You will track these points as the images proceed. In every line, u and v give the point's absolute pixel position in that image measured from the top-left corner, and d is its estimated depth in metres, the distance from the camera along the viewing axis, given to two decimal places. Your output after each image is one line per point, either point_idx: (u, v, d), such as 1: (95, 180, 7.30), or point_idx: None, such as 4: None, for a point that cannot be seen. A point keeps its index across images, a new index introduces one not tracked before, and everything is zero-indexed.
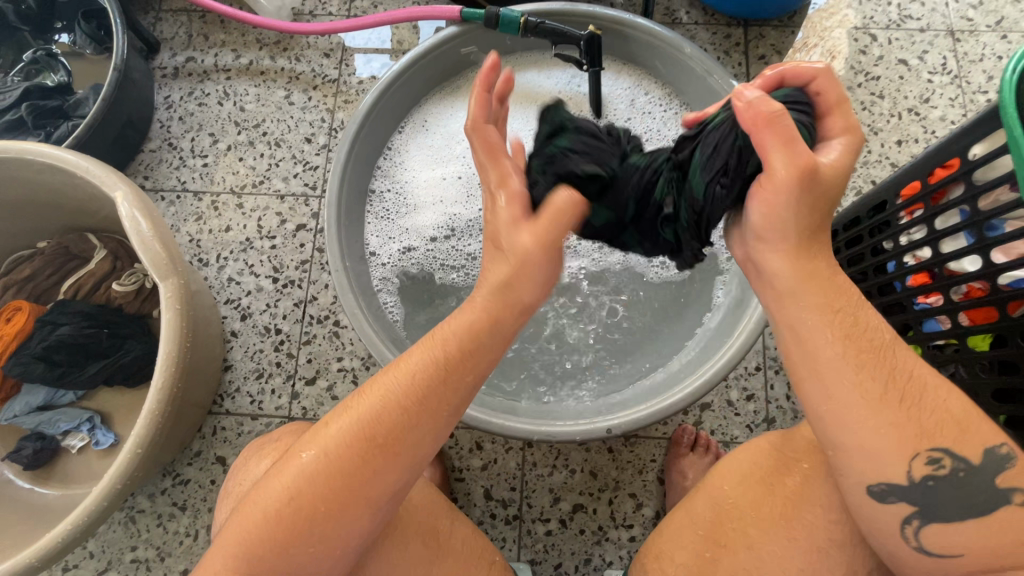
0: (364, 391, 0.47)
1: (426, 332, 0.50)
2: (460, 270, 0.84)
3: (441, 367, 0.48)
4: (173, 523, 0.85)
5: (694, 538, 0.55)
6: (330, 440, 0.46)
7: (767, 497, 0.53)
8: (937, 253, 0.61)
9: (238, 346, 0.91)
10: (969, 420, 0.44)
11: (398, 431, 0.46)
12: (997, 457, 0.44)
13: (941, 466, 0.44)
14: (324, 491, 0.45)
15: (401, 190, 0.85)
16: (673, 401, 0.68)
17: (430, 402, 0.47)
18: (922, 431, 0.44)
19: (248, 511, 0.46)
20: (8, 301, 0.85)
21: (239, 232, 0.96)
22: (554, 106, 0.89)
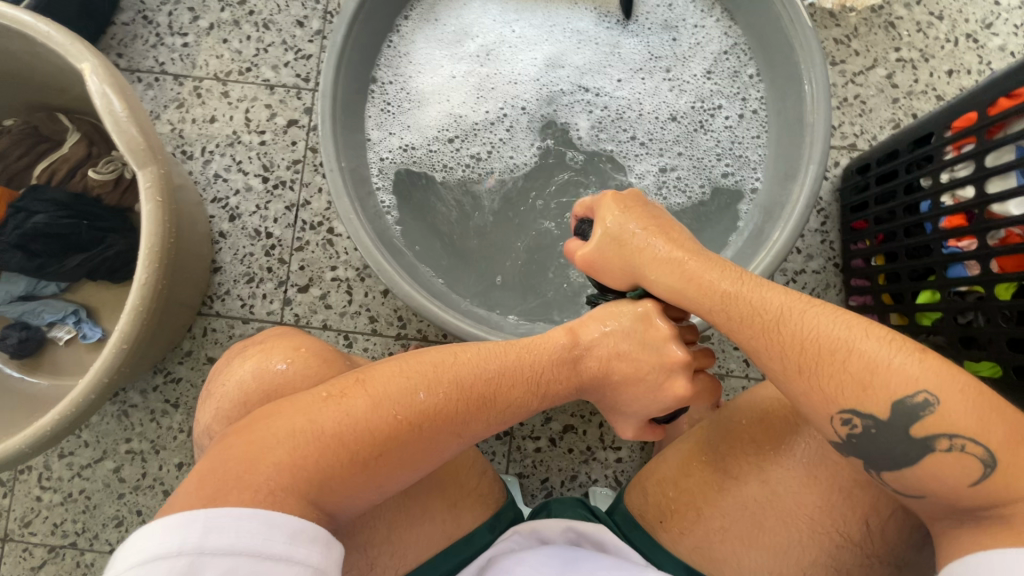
0: (447, 371, 0.48)
1: (513, 345, 0.52)
2: (462, 180, 0.78)
3: (534, 385, 0.52)
4: (167, 419, 0.85)
5: (700, 467, 0.57)
6: (415, 408, 0.46)
7: (780, 435, 0.55)
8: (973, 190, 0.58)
9: (227, 248, 0.87)
10: (873, 372, 0.45)
11: (467, 421, 0.48)
12: (908, 407, 0.44)
13: (853, 426, 0.46)
14: (388, 450, 0.44)
15: (407, 86, 0.77)
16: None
17: (496, 413, 0.50)
18: (821, 398, 0.47)
19: (309, 439, 0.43)
20: None
21: (225, 124, 0.89)
22: (578, 6, 0.79)
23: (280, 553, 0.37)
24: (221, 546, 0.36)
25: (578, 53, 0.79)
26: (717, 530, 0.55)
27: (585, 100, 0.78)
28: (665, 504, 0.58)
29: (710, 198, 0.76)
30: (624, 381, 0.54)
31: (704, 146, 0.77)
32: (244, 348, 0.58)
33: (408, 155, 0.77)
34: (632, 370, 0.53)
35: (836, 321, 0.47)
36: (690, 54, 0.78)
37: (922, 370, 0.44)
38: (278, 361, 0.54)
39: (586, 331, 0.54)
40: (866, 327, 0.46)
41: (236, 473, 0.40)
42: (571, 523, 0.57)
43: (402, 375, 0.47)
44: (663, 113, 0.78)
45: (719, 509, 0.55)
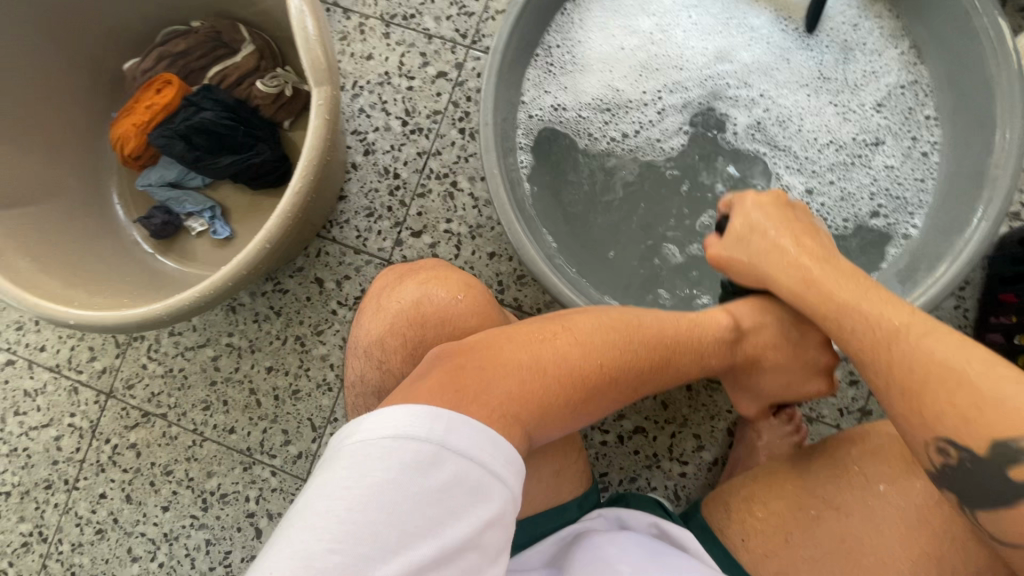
0: (637, 332, 0.53)
1: (686, 318, 0.57)
2: (596, 158, 0.77)
3: (702, 357, 0.57)
4: (267, 324, 0.91)
5: (797, 492, 0.56)
6: (616, 360, 0.50)
7: (890, 473, 0.54)
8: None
9: (355, 179, 0.91)
10: (984, 403, 0.40)
11: (645, 380, 0.53)
12: (1009, 448, 0.38)
13: (947, 458, 0.42)
14: (588, 396, 0.49)
15: (569, 55, 0.77)
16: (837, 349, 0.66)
17: (669, 376, 0.55)
18: (918, 419, 0.43)
19: (527, 371, 0.47)
20: (160, 72, 0.87)
21: (379, 63, 0.92)
22: (758, 11, 0.77)
23: (496, 470, 0.40)
24: (461, 446, 0.40)
25: (747, 58, 0.76)
26: (807, 559, 0.53)
27: (749, 97, 0.76)
28: (750, 524, 0.56)
29: (852, 233, 0.73)
30: (774, 369, 0.61)
31: (862, 180, 0.73)
32: (414, 270, 0.62)
33: (554, 119, 0.77)
34: (787, 362, 0.60)
35: (956, 351, 0.43)
36: (864, 83, 0.75)
37: None
38: (441, 291, 0.58)
39: (748, 323, 0.60)
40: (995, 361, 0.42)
41: (468, 395, 0.43)
42: (661, 521, 0.56)
43: (600, 326, 0.52)
44: (822, 138, 0.75)
45: (811, 537, 0.54)
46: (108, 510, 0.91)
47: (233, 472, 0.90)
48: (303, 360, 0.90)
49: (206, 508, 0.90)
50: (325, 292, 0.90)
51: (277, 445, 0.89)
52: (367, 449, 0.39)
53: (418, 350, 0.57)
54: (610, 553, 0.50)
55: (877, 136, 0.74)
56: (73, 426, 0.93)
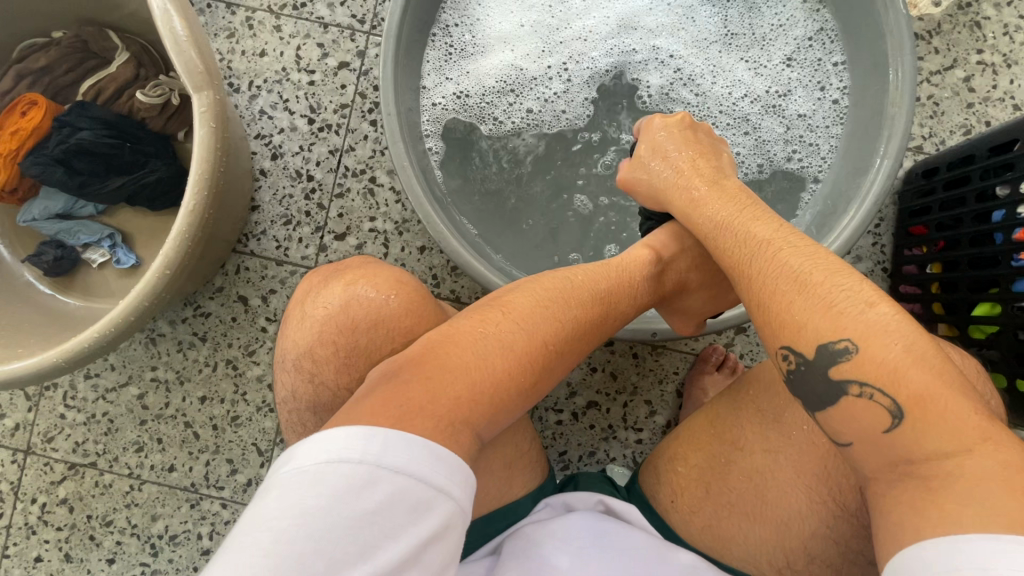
0: (573, 298, 0.52)
1: (611, 268, 0.58)
2: (511, 137, 0.75)
3: (632, 300, 0.58)
4: (193, 352, 0.85)
5: (709, 441, 0.57)
6: (563, 333, 0.50)
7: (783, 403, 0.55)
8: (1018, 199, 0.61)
9: (266, 187, 0.85)
10: (815, 310, 0.42)
11: (588, 344, 0.53)
12: (827, 352, 0.41)
13: (788, 364, 0.44)
14: (539, 378, 0.48)
15: (469, 35, 0.73)
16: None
17: (607, 332, 0.56)
18: (767, 332, 0.46)
19: (477, 367, 0.44)
20: (23, 93, 0.78)
21: (274, 59, 0.86)
22: None
23: (440, 485, 0.37)
24: (400, 463, 0.36)
25: (652, 20, 0.75)
26: (723, 506, 0.54)
27: (657, 61, 0.75)
28: (676, 483, 0.57)
29: (768, 181, 0.75)
30: (695, 290, 0.64)
31: (775, 128, 0.74)
32: (340, 269, 0.57)
33: (460, 106, 0.74)
34: (708, 281, 0.64)
35: (809, 261, 0.46)
36: (768, 36, 0.75)
37: (852, 317, 0.41)
38: (369, 288, 0.55)
39: (664, 251, 0.62)
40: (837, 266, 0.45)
41: (416, 406, 0.40)
42: (607, 498, 0.57)
43: (536, 301, 0.51)
44: (732, 95, 0.75)
45: (724, 484, 0.54)
46: (47, 573, 0.85)
47: (180, 511, 0.85)
48: (238, 384, 0.85)
49: (156, 553, 0.85)
50: (250, 310, 0.85)
51: (223, 476, 0.85)
52: (299, 474, 0.35)
53: (351, 359, 0.53)
54: (545, 542, 0.51)
55: (785, 88, 0.74)
56: None
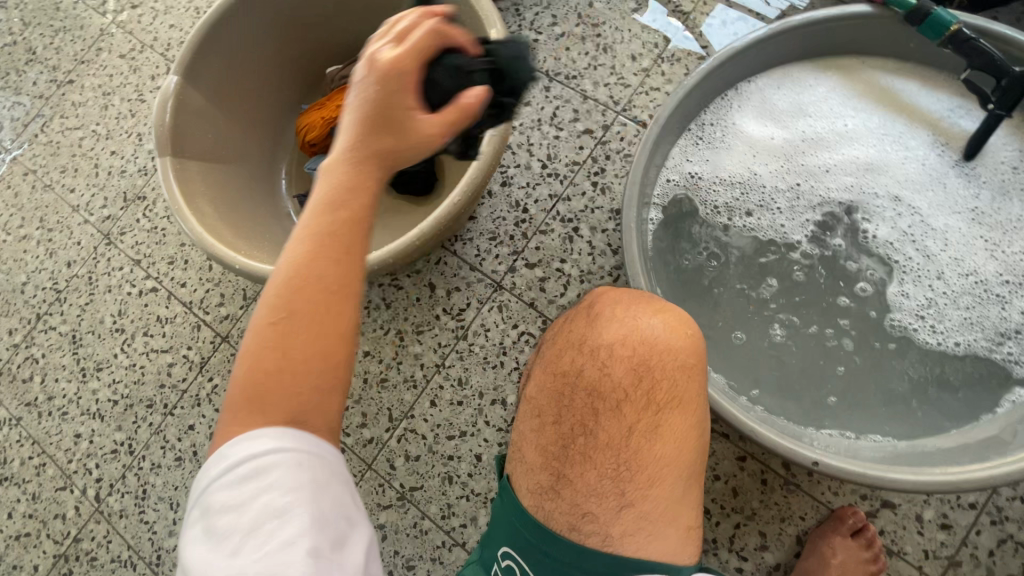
0: (318, 209, 0.45)
1: (359, 106, 0.46)
2: (720, 230, 0.78)
3: (366, 152, 0.46)
4: (375, 313, 0.99)
5: None
6: (269, 324, 0.43)
7: None
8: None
9: (488, 206, 1.00)
10: None
11: (341, 227, 0.45)
12: None
13: None
14: (308, 309, 0.43)
15: (720, 135, 0.81)
16: (922, 463, 0.63)
17: (360, 201, 0.46)
18: None
19: (258, 351, 0.43)
20: (353, 80, 1.01)
21: (534, 110, 1.03)
22: (916, 127, 0.78)
23: (273, 440, 0.41)
24: (224, 479, 0.41)
25: (901, 175, 0.77)
26: None
27: (890, 210, 0.75)
28: None
29: (966, 355, 0.71)
30: (407, 127, 0.46)
31: (992, 320, 0.71)
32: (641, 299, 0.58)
33: (692, 187, 0.80)
34: (386, 94, 0.45)
35: None
36: (1018, 228, 0.73)
37: None
38: (655, 321, 0.55)
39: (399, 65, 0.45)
40: None
41: (250, 402, 0.42)
42: None
43: (292, 248, 0.45)
44: (964, 270, 0.73)
45: None
46: (193, 442, 1.00)
47: None
48: (398, 353, 0.97)
49: None
50: (434, 297, 0.98)
51: (354, 425, 0.95)
52: (189, 537, 0.41)
53: (643, 370, 0.53)
54: None
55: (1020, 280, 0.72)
56: (186, 358, 1.04)
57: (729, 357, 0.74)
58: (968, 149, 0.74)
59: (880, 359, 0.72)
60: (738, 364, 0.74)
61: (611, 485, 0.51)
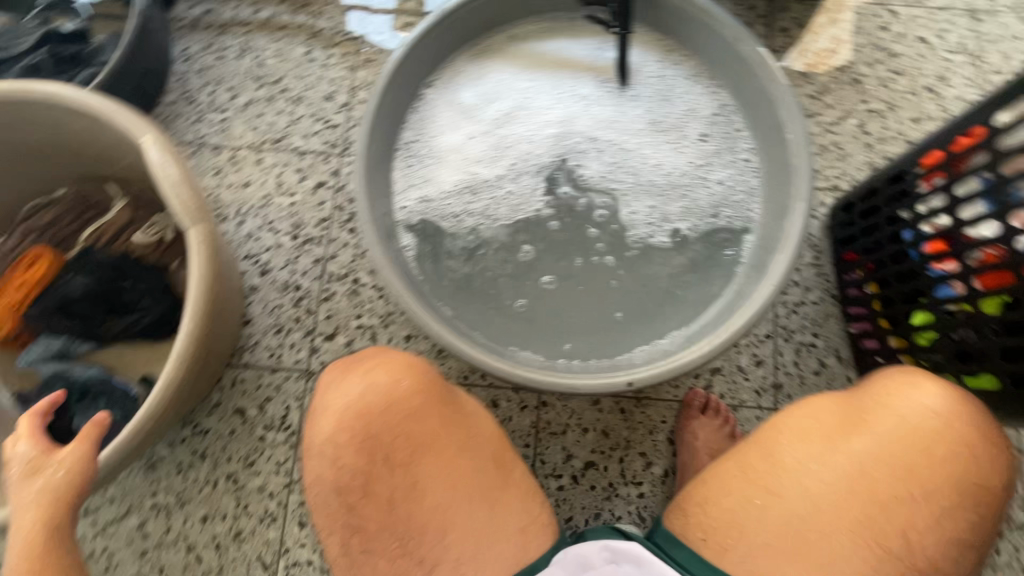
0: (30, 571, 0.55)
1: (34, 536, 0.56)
2: (471, 233, 0.80)
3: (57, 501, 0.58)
4: (194, 472, 0.86)
5: (744, 484, 0.58)
6: None
7: (831, 452, 0.57)
8: (1011, 226, 0.57)
9: (257, 301, 0.92)
10: (920, 415, 0.56)
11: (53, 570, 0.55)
12: (905, 417, 0.56)
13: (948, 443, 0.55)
14: None
15: (426, 149, 0.83)
16: (701, 337, 0.71)
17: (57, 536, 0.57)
18: (902, 416, 0.57)
19: None
20: (30, 246, 0.86)
21: (258, 188, 0.96)
22: (581, 75, 0.86)
23: None
24: None
25: (589, 122, 0.83)
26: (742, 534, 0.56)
27: (591, 151, 0.82)
28: (700, 521, 0.58)
29: (702, 237, 0.79)
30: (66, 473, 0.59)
31: (704, 198, 0.80)
32: (354, 364, 0.62)
33: (427, 207, 0.80)
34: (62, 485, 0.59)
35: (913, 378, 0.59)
36: (687, 117, 0.83)
37: (936, 410, 0.56)
38: (364, 386, 0.59)
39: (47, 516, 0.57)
40: (911, 380, 0.58)
41: None
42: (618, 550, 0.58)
43: None
44: (665, 172, 0.81)
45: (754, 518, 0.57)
46: None
47: None
48: (240, 498, 0.85)
49: None
50: (248, 420, 0.88)
51: None
52: None
53: (369, 443, 0.58)
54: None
55: (708, 159, 0.82)
56: None
57: (535, 339, 0.75)
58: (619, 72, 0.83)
59: (641, 269, 0.78)
60: (534, 330, 0.76)
61: (409, 560, 0.57)
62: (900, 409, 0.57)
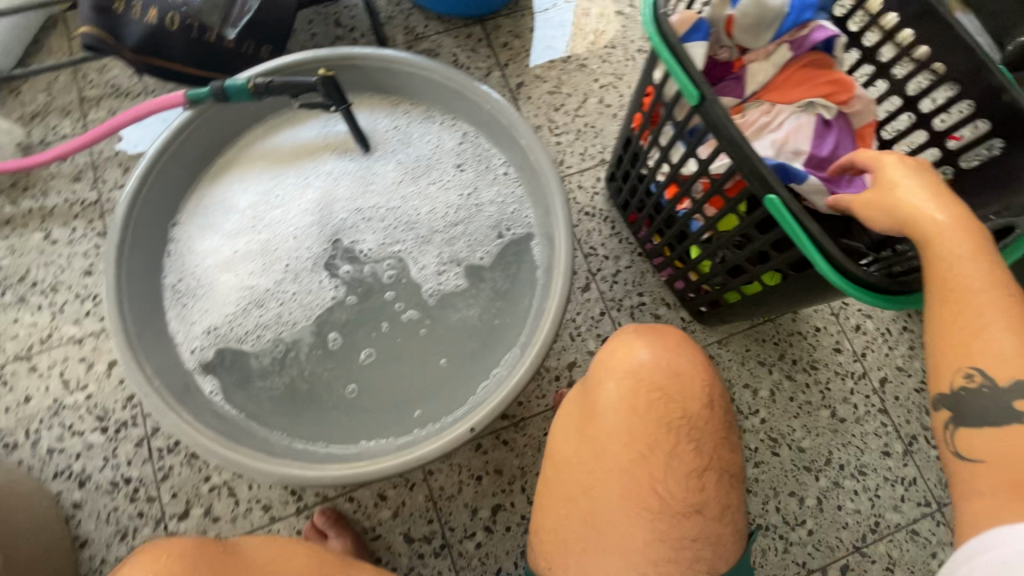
0: None
1: None
2: (273, 346, 0.77)
3: None
4: None
5: (548, 505, 0.55)
6: None
7: (585, 441, 0.53)
8: (702, 159, 0.64)
9: (86, 516, 0.81)
10: (640, 368, 0.53)
11: None
12: (627, 376, 0.53)
13: (665, 388, 0.52)
14: None
15: (195, 282, 0.79)
16: (522, 354, 0.73)
17: None
18: (625, 376, 0.53)
19: None
20: None
21: (42, 397, 0.86)
22: (321, 155, 0.86)
23: None
24: None
25: (344, 193, 0.85)
26: (566, 557, 0.53)
27: (360, 220, 0.83)
28: (541, 550, 0.55)
29: (494, 261, 0.82)
30: None
31: (483, 223, 0.83)
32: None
33: (217, 341, 0.77)
34: None
35: (640, 332, 0.56)
36: (440, 156, 0.87)
37: (658, 358, 0.53)
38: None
39: None
40: (631, 341, 0.55)
41: None
42: None
43: None
44: (436, 212, 0.84)
45: (570, 532, 0.53)
46: None
47: None
48: None
49: None
50: None
51: None
52: None
53: None
54: None
55: (469, 185, 0.86)
56: None
57: (377, 425, 0.74)
58: (358, 141, 0.84)
59: (452, 312, 0.80)
60: (376, 415, 0.75)
61: None
62: (615, 371, 0.53)
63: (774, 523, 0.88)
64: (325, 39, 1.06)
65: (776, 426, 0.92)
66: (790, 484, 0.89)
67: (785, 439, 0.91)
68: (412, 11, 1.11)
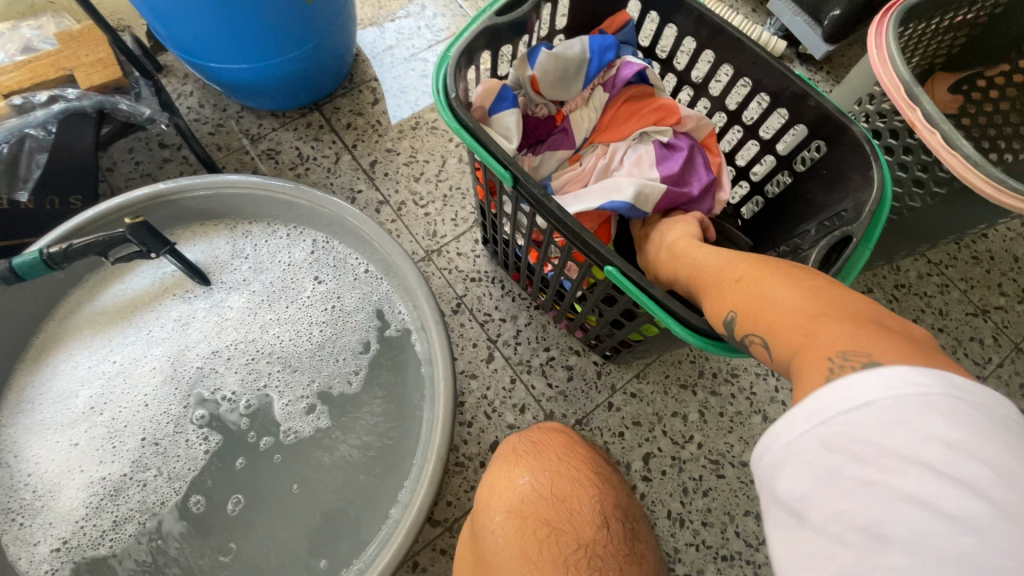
0: None
1: None
2: (139, 542, 0.68)
3: None
4: None
5: None
6: None
7: None
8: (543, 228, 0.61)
9: None
10: (525, 495, 0.53)
11: None
12: (514, 502, 0.53)
13: (554, 514, 0.52)
14: None
15: (33, 492, 0.69)
16: (421, 466, 0.67)
17: None
18: (511, 506, 0.52)
19: None
20: None
21: None
22: (159, 306, 0.79)
23: None
24: None
25: (195, 341, 0.78)
26: None
27: (217, 364, 0.77)
28: None
29: (370, 371, 0.77)
30: None
31: (353, 331, 0.79)
32: None
33: (68, 554, 0.67)
34: None
35: (531, 450, 0.58)
36: (292, 271, 0.82)
37: (544, 482, 0.54)
38: None
39: None
40: (513, 466, 0.56)
41: None
42: None
43: None
44: (299, 332, 0.79)
45: None
46: None
47: None
48: None
49: None
50: None
51: None
52: None
53: None
54: None
55: (330, 291, 0.81)
56: None
57: None
58: (195, 279, 0.77)
59: (339, 439, 0.74)
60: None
61: None
62: (499, 506, 0.53)
63: (737, 550, 0.83)
64: (150, 163, 0.98)
65: (714, 446, 0.89)
66: (743, 503, 0.86)
67: (726, 458, 0.88)
68: (242, 112, 1.05)
